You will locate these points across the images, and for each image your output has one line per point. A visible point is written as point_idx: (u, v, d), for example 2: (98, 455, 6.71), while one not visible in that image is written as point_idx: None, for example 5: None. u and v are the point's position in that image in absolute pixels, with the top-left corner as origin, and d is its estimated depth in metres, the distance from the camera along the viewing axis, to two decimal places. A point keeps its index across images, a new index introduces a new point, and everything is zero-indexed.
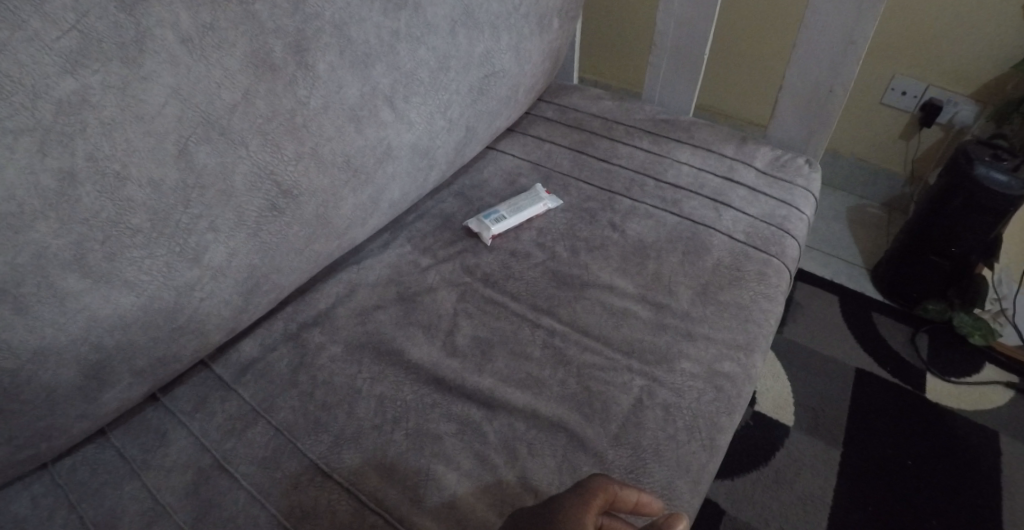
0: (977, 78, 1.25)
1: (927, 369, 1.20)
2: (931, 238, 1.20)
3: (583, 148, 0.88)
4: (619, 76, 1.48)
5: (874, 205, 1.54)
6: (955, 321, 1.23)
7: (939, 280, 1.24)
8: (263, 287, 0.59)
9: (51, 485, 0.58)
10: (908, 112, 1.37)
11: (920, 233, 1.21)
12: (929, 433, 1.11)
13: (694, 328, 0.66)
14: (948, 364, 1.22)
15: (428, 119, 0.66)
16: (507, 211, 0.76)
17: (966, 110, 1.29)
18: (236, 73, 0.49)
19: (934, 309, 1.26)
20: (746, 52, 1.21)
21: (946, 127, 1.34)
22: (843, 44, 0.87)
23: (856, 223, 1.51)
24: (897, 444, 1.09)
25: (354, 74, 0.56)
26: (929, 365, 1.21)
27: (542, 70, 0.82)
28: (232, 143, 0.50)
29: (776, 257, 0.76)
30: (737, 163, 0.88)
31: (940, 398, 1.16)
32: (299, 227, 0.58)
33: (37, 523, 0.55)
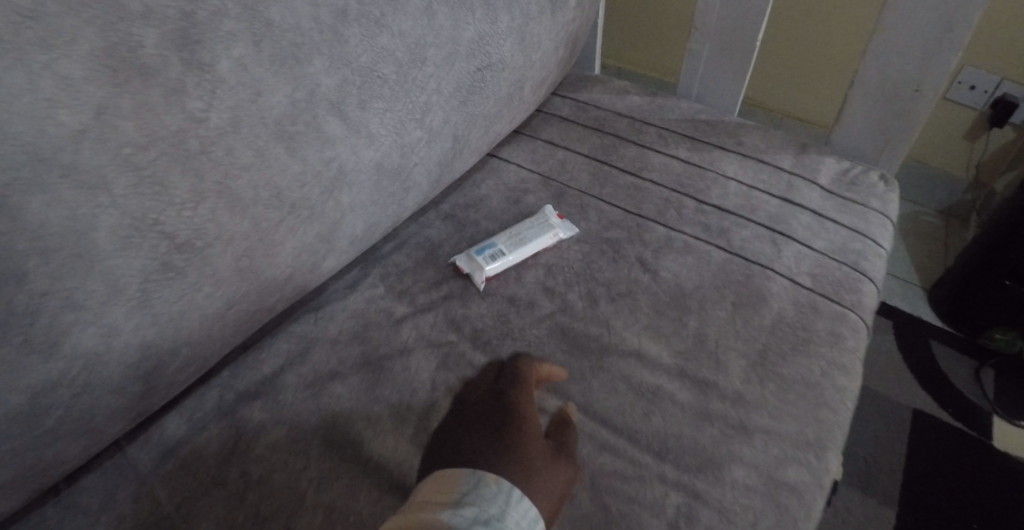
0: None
1: (993, 411, 1.05)
2: (1003, 259, 1.01)
3: (605, 157, 0.71)
4: (649, 64, 1.29)
5: (930, 212, 1.35)
6: None
7: (1008, 308, 1.06)
8: (167, 364, 0.44)
9: None
10: (979, 108, 1.16)
11: (990, 252, 1.03)
12: (1001, 492, 0.94)
13: (748, 415, 0.49)
14: (1017, 405, 1.05)
15: (398, 129, 0.49)
16: (506, 244, 0.60)
17: None
18: (78, 81, 0.32)
19: (1002, 340, 1.09)
20: (804, 36, 1.01)
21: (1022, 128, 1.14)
22: (939, 29, 0.68)
23: (912, 232, 1.32)
24: (961, 504, 0.93)
25: (276, 75, 0.39)
26: (995, 407, 1.05)
27: (554, 60, 0.65)
28: (86, 186, 0.34)
29: (852, 308, 0.59)
30: (797, 179, 0.70)
31: (1009, 447, 1.00)
32: (210, 287, 0.43)
33: None
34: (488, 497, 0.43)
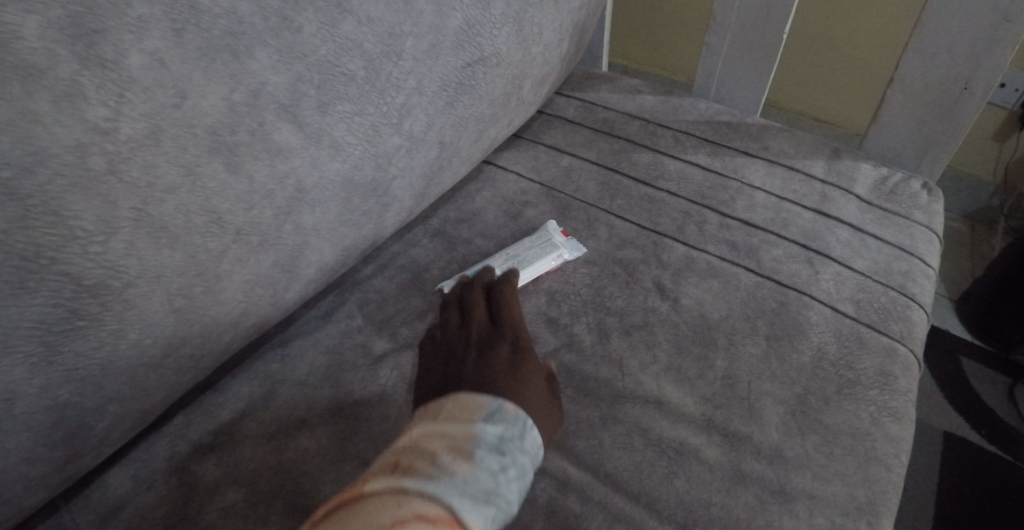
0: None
1: None
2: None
3: (615, 164, 0.63)
4: (658, 62, 1.21)
5: (953, 218, 1.27)
6: None
7: None
8: (92, 423, 0.37)
9: None
10: (1009, 107, 1.08)
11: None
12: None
13: (789, 477, 0.42)
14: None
15: (370, 137, 0.41)
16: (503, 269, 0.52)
17: None
18: None
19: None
20: (829, 30, 0.93)
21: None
22: (994, 20, 0.59)
23: None
24: None
25: (207, 74, 0.32)
26: None
27: (557, 54, 0.57)
28: None
29: (903, 341, 0.50)
30: (831, 189, 0.62)
31: None
32: (138, 333, 0.36)
33: None
34: (509, 417, 0.40)
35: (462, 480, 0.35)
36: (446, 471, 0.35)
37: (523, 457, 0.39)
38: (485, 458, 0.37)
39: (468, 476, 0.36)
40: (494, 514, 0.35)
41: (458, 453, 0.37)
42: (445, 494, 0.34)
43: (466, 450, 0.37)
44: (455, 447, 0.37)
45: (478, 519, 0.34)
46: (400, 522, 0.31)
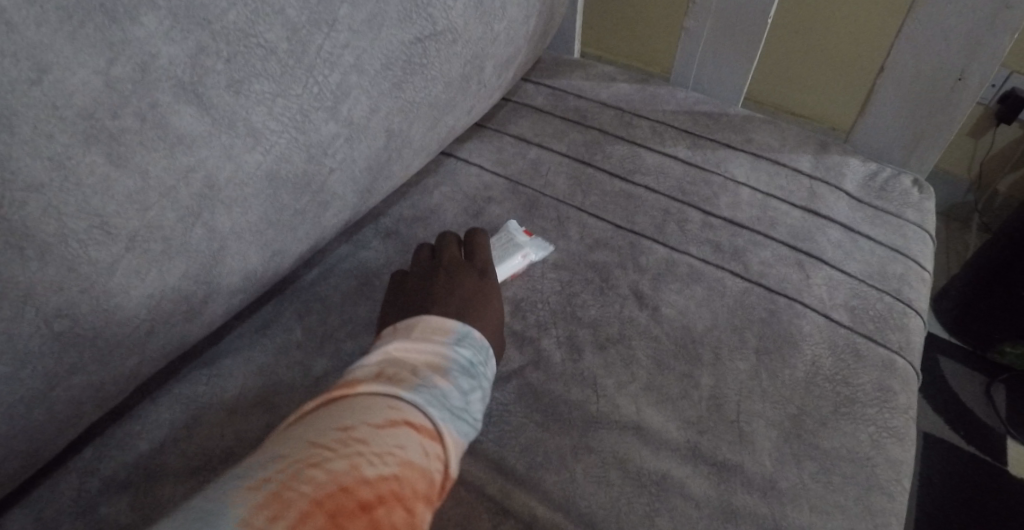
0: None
1: (1008, 433, 0.95)
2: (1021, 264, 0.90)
3: (589, 157, 0.57)
4: (634, 52, 1.17)
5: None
6: None
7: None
8: None
9: None
10: (984, 104, 1.07)
11: (1006, 258, 0.92)
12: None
13: (785, 513, 0.37)
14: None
15: (299, 124, 0.35)
16: None
17: None
18: None
19: (1012, 354, 0.99)
20: (812, 19, 0.89)
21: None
22: (989, 6, 0.56)
23: None
24: None
25: (74, 42, 0.25)
26: (1010, 428, 0.96)
27: (524, 33, 0.51)
28: None
29: (900, 352, 0.46)
30: (820, 185, 0.58)
31: None
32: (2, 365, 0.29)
33: None
34: (476, 343, 0.39)
35: (446, 391, 0.35)
36: (431, 382, 0.35)
37: (489, 380, 0.39)
38: (460, 375, 0.37)
39: (451, 390, 0.36)
40: (471, 426, 0.36)
41: (435, 367, 0.37)
42: (434, 403, 0.34)
43: (443, 366, 0.37)
44: (434, 362, 0.37)
45: (458, 432, 0.34)
46: (396, 422, 0.32)
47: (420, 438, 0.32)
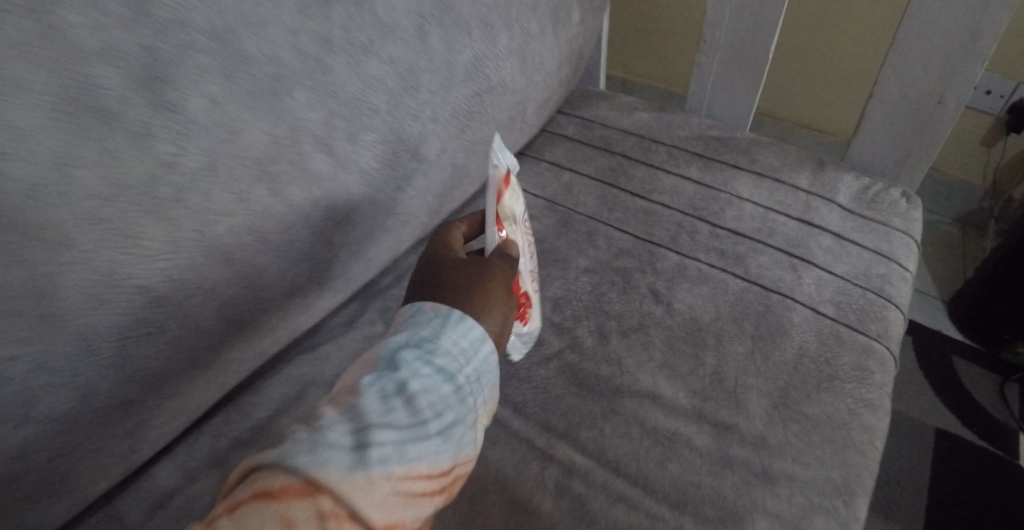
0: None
1: (1020, 430, 1.00)
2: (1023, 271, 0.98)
3: (615, 179, 0.68)
4: (657, 73, 1.26)
5: (945, 222, 1.31)
6: None
7: None
8: (151, 418, 0.42)
9: None
10: (994, 114, 1.13)
11: (1010, 265, 0.99)
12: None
13: (774, 463, 0.46)
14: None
15: (392, 163, 0.46)
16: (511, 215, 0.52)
17: None
18: (33, 131, 0.29)
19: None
20: (815, 48, 0.99)
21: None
22: (962, 42, 0.65)
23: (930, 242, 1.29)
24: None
25: (255, 111, 0.37)
26: (1022, 425, 1.00)
27: (557, 79, 0.62)
28: (50, 244, 0.32)
29: (878, 339, 0.55)
30: (815, 199, 0.67)
31: None
32: (98, 373, 0.37)
33: None
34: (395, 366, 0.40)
35: (322, 445, 0.35)
36: (319, 433, 0.35)
37: (413, 401, 0.38)
38: (367, 410, 0.37)
39: (337, 437, 0.35)
40: (362, 467, 0.34)
41: (343, 409, 0.37)
42: (313, 452, 0.34)
43: (346, 410, 0.37)
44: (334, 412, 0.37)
45: (338, 479, 0.33)
46: (243, 504, 0.32)
47: (282, 503, 0.32)
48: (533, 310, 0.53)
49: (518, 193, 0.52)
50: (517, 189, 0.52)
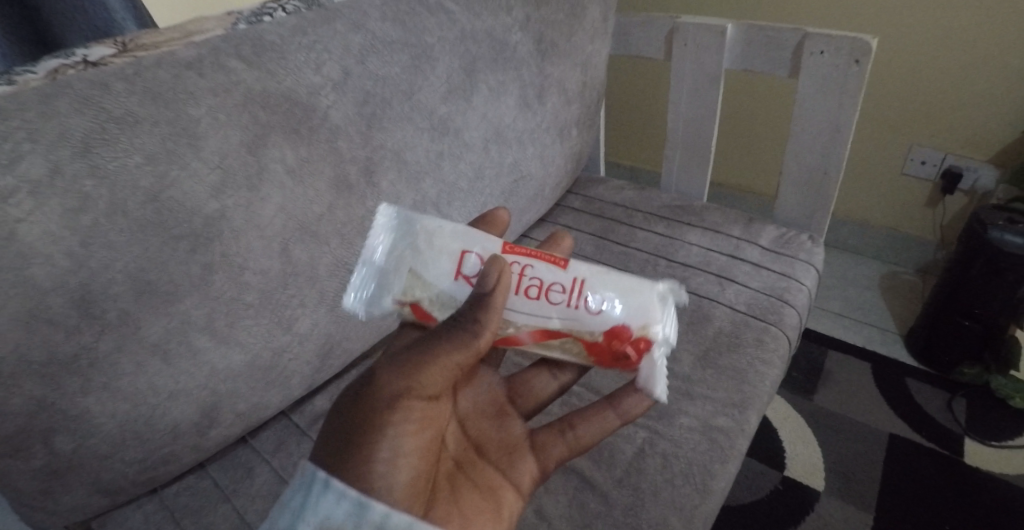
0: (996, 142, 1.29)
1: (965, 433, 1.16)
2: (958, 303, 1.19)
3: (605, 234, 1.02)
4: (650, 159, 1.60)
5: (908, 272, 1.53)
6: (993, 384, 1.20)
7: (969, 344, 1.22)
8: (335, 353, 0.75)
9: (161, 504, 0.73)
10: (931, 180, 1.39)
11: (947, 300, 1.21)
12: (969, 503, 1.05)
13: (695, 388, 0.76)
14: (988, 428, 1.17)
15: (468, 219, 0.82)
16: (455, 242, 0.60)
17: (986, 175, 1.32)
18: (324, 191, 0.66)
19: (971, 374, 1.23)
20: (746, 129, 1.40)
21: (970, 194, 1.36)
22: (831, 130, 0.92)
23: (893, 288, 1.50)
24: (932, 511, 1.04)
25: (409, 187, 0.74)
26: (967, 430, 1.16)
27: (565, 170, 0.99)
28: (320, 243, 0.66)
29: (775, 324, 0.84)
30: (742, 243, 0.98)
31: (981, 463, 1.11)
32: (324, 317, 0.70)
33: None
34: None
35: None
36: None
37: None
38: None
39: None
40: None
41: None
42: None
43: None
44: None
45: None
46: None
47: None
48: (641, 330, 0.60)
49: (424, 282, 0.59)
50: (421, 281, 0.60)
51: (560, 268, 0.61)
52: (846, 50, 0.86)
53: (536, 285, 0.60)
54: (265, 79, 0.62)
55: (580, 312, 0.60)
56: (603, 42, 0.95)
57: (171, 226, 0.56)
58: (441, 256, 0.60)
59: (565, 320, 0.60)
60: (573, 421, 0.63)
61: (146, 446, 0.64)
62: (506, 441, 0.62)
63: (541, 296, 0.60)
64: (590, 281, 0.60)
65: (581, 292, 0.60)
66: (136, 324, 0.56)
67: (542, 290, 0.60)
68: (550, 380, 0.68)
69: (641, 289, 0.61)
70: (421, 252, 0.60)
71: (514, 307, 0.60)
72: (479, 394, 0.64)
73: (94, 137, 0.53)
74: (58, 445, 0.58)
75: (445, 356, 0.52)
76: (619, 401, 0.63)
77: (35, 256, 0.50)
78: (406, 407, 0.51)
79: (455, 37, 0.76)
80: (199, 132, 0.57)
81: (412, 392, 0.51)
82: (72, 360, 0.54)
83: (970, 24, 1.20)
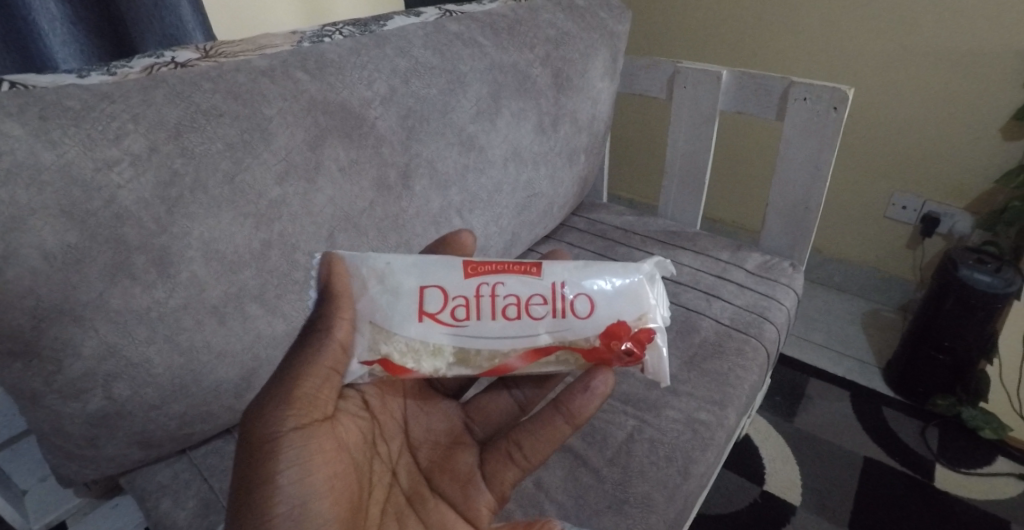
0: (971, 191, 1.40)
1: (937, 460, 1.23)
2: (931, 336, 1.29)
3: (606, 252, 1.11)
4: (647, 194, 1.72)
5: (889, 310, 1.63)
6: (964, 415, 1.27)
7: (942, 376, 1.31)
8: None
9: (189, 464, 0.78)
10: (911, 224, 1.51)
11: (922, 333, 1.31)
12: (937, 522, 1.12)
13: (681, 386, 0.84)
14: (958, 456, 1.24)
15: (485, 226, 0.91)
16: (411, 276, 0.57)
17: (962, 221, 1.43)
18: (368, 187, 0.75)
19: (943, 404, 1.30)
20: (738, 167, 1.52)
21: (948, 238, 1.47)
22: (811, 169, 1.03)
23: (873, 325, 1.59)
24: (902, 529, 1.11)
25: (439, 190, 0.84)
26: (939, 456, 1.24)
27: (572, 192, 1.09)
28: (361, 232, 0.75)
29: (755, 337, 0.93)
30: (729, 266, 1.08)
31: (949, 487, 1.18)
32: None
33: (178, 488, 0.75)
34: None
35: None
36: None
37: None
38: None
39: None
40: None
41: None
42: None
43: None
44: None
45: None
46: None
47: None
48: (631, 324, 0.58)
49: (389, 332, 0.55)
50: (385, 332, 0.55)
51: (533, 277, 0.58)
52: (826, 98, 0.97)
53: (513, 304, 0.57)
54: (327, 90, 0.72)
55: (569, 318, 0.57)
56: (612, 81, 1.06)
57: (242, 205, 0.65)
58: (399, 298, 0.56)
59: (554, 332, 0.57)
60: (518, 439, 0.59)
61: (188, 402, 0.69)
62: (458, 471, 0.59)
63: (522, 314, 0.57)
64: (569, 284, 0.58)
65: (562, 298, 0.58)
66: (202, 287, 0.64)
67: (521, 307, 0.57)
68: (507, 396, 0.67)
69: (623, 276, 0.60)
70: (372, 294, 0.56)
71: (497, 334, 0.56)
72: (434, 423, 0.63)
73: (185, 124, 0.63)
74: (115, 391, 0.64)
75: (313, 372, 0.51)
76: (566, 400, 0.57)
77: (129, 217, 0.59)
78: (296, 443, 0.48)
79: (485, 67, 0.88)
80: (270, 129, 0.67)
81: (295, 424, 0.49)
82: (144, 312, 0.62)
83: (947, 83, 1.33)
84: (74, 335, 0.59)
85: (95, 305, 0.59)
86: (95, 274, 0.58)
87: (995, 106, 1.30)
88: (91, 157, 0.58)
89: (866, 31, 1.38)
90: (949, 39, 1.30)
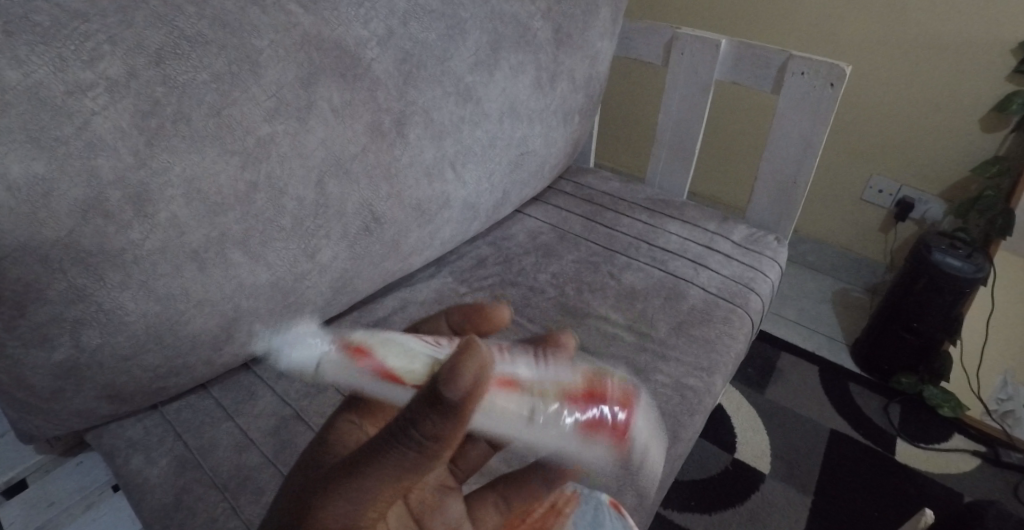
0: (946, 179, 1.44)
1: (898, 434, 1.28)
2: (900, 316, 1.33)
3: (594, 217, 1.10)
4: (633, 164, 1.74)
5: (858, 289, 1.68)
6: (925, 393, 1.33)
7: (909, 354, 1.35)
8: (356, 294, 0.80)
9: (161, 419, 0.74)
10: (886, 207, 1.55)
11: (891, 313, 1.35)
12: (897, 492, 1.16)
13: (669, 350, 0.85)
14: (917, 431, 1.29)
15: (477, 182, 0.89)
16: None
17: (935, 208, 1.47)
18: (361, 133, 0.72)
19: (906, 383, 1.35)
20: (727, 144, 1.54)
21: (920, 222, 1.51)
22: (802, 143, 1.04)
23: (842, 304, 1.63)
24: (865, 498, 1.15)
25: (434, 144, 0.80)
26: (900, 431, 1.29)
27: (564, 153, 1.07)
28: (350, 179, 0.72)
29: (740, 306, 0.94)
30: (716, 235, 1.08)
31: (909, 460, 1.23)
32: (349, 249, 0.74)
33: (149, 444, 0.71)
34: None
35: None
36: None
37: None
38: None
39: None
40: None
41: None
42: None
43: None
44: None
45: None
46: None
47: None
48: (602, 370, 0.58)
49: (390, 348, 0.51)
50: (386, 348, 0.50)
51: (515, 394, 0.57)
52: (823, 73, 0.97)
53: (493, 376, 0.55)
54: (321, 25, 0.67)
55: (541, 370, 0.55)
56: (612, 41, 1.03)
57: (229, 143, 0.61)
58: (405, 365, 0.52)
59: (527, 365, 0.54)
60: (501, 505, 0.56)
61: (162, 355, 0.64)
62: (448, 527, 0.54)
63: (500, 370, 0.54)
64: None
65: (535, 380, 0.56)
66: (182, 229, 0.60)
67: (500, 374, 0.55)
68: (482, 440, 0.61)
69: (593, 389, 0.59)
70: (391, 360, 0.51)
71: None
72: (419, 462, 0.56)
73: (167, 51, 0.58)
74: (84, 338, 0.59)
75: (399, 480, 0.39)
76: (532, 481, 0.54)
77: (104, 149, 0.55)
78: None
79: (485, 14, 0.84)
80: (260, 62, 0.63)
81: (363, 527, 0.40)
82: (119, 253, 0.57)
83: (932, 70, 1.35)
84: (39, 276, 0.54)
85: (64, 243, 0.54)
86: (64, 209, 0.53)
87: (976, 98, 1.33)
88: (62, 79, 0.53)
89: (860, 11, 1.38)
90: (938, 26, 1.31)
